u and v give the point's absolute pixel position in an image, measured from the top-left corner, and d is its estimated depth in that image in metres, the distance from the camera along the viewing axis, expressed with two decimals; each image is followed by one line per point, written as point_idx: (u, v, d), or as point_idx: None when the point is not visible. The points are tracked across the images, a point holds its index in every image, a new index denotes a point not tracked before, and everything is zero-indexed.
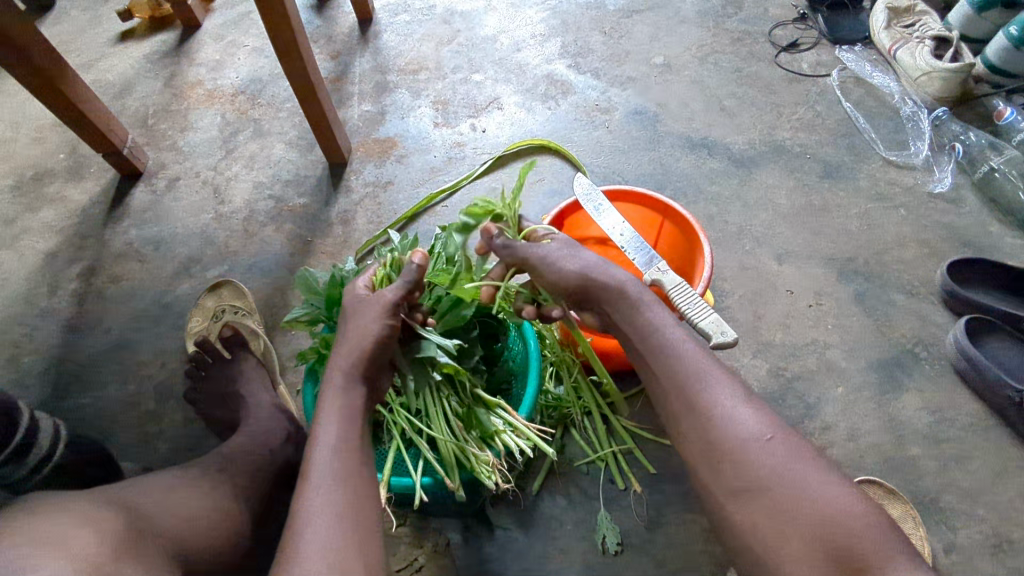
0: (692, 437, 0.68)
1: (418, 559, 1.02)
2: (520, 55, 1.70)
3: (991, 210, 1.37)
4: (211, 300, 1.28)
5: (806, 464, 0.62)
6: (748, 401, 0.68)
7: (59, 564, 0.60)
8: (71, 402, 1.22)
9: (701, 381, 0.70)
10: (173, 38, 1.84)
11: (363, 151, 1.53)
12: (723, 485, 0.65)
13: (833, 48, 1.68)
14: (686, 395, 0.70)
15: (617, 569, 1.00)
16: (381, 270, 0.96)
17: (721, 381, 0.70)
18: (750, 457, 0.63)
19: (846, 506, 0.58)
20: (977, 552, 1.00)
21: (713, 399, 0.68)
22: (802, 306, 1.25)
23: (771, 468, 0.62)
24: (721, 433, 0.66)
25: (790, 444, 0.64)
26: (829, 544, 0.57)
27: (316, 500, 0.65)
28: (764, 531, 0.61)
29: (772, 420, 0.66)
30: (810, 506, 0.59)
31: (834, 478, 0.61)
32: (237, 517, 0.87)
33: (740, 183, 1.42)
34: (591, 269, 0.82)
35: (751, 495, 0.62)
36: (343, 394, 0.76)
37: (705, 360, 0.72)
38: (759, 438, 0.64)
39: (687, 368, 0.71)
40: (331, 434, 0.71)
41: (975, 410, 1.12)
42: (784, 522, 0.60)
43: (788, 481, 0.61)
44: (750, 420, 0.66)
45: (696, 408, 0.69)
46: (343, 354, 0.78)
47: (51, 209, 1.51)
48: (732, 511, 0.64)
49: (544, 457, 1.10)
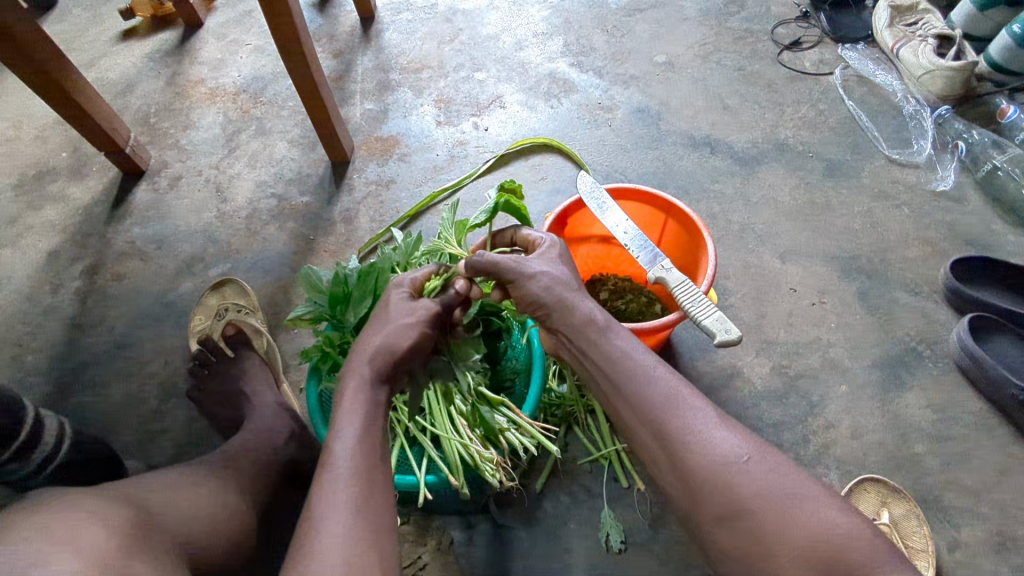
0: (671, 468, 0.67)
1: (422, 558, 1.00)
2: (522, 54, 1.70)
3: (995, 209, 1.36)
4: (213, 298, 1.29)
5: (789, 480, 0.62)
6: (722, 421, 0.67)
7: (66, 562, 0.59)
8: (74, 400, 1.22)
9: (674, 407, 0.69)
10: (174, 37, 1.84)
11: (365, 149, 1.53)
12: (705, 510, 0.64)
13: (836, 47, 1.67)
14: (661, 424, 0.68)
15: (620, 567, 1.00)
16: (434, 276, 0.92)
17: (693, 405, 0.69)
18: (731, 481, 0.63)
19: (830, 519, 0.59)
20: (980, 551, 1.00)
21: (686, 424, 0.67)
22: (805, 304, 1.25)
23: (754, 489, 0.62)
24: (698, 460, 0.65)
25: (769, 463, 0.64)
26: (815, 557, 0.57)
27: (333, 495, 0.64)
28: (751, 553, 0.61)
29: (748, 439, 0.66)
30: (794, 525, 0.59)
31: (816, 492, 0.61)
32: (242, 513, 0.87)
33: (742, 182, 1.42)
34: (558, 290, 0.80)
35: (736, 518, 0.62)
36: (368, 388, 0.74)
37: (676, 383, 0.71)
38: (739, 461, 0.64)
39: (658, 395, 0.70)
40: (352, 430, 0.70)
41: (978, 408, 1.12)
42: (770, 542, 0.59)
43: (770, 498, 0.61)
44: (727, 443, 0.65)
45: (671, 438, 0.67)
46: (366, 345, 0.76)
47: (53, 208, 1.50)
48: (718, 536, 0.63)
49: (547, 455, 1.11)
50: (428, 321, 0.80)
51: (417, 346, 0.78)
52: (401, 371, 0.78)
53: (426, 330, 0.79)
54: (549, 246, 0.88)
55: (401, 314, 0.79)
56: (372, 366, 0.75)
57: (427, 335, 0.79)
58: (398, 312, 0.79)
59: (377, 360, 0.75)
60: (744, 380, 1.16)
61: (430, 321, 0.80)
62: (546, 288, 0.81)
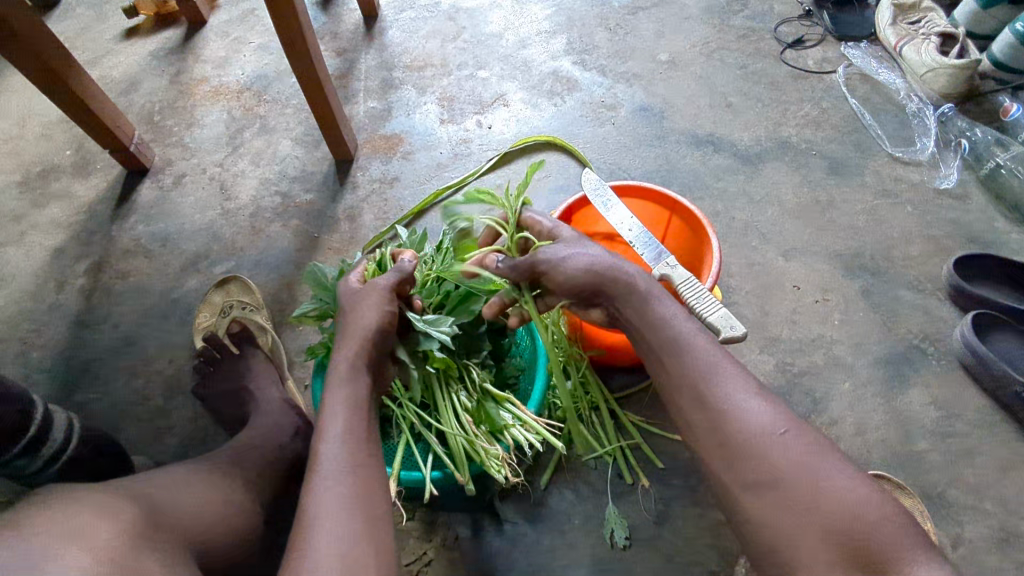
0: (704, 433, 0.68)
1: (427, 554, 1.02)
2: (526, 52, 1.71)
3: (998, 206, 1.37)
4: (218, 295, 1.29)
5: (823, 456, 0.63)
6: (760, 394, 0.68)
7: (76, 557, 0.59)
8: (79, 397, 1.22)
9: (714, 375, 0.70)
10: (178, 34, 1.84)
11: (369, 147, 1.54)
12: (735, 476, 0.65)
13: (838, 45, 1.68)
14: (699, 391, 0.70)
15: (625, 563, 1.00)
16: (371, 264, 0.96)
17: (732, 376, 0.70)
18: (765, 451, 0.64)
19: (862, 498, 0.59)
20: (984, 547, 1.00)
21: (724, 392, 0.68)
22: (809, 301, 1.25)
23: (787, 460, 0.63)
24: (734, 427, 0.66)
25: (805, 438, 0.64)
26: (844, 533, 0.58)
27: (325, 493, 0.65)
28: (777, 524, 0.61)
29: (785, 413, 0.67)
30: (824, 500, 0.59)
31: (849, 470, 0.62)
32: (249, 510, 0.88)
33: (746, 180, 1.42)
34: (601, 265, 0.80)
35: (766, 488, 0.63)
36: (349, 387, 0.76)
37: (716, 354, 0.72)
38: (774, 432, 0.65)
39: (698, 363, 0.71)
40: (336, 430, 0.71)
41: (981, 405, 1.13)
42: (799, 514, 0.60)
43: (803, 472, 0.62)
44: (764, 415, 0.66)
45: (710, 403, 0.69)
46: (345, 346, 0.79)
47: (58, 206, 1.51)
48: (746, 503, 0.64)
49: (552, 451, 1.11)
50: (383, 297, 0.83)
51: (388, 329, 0.81)
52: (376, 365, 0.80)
53: (389, 311, 0.82)
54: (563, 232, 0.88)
55: (364, 306, 0.82)
56: (347, 364, 0.77)
57: (391, 314, 0.82)
58: (366, 300, 0.82)
59: (356, 358, 0.78)
60: None
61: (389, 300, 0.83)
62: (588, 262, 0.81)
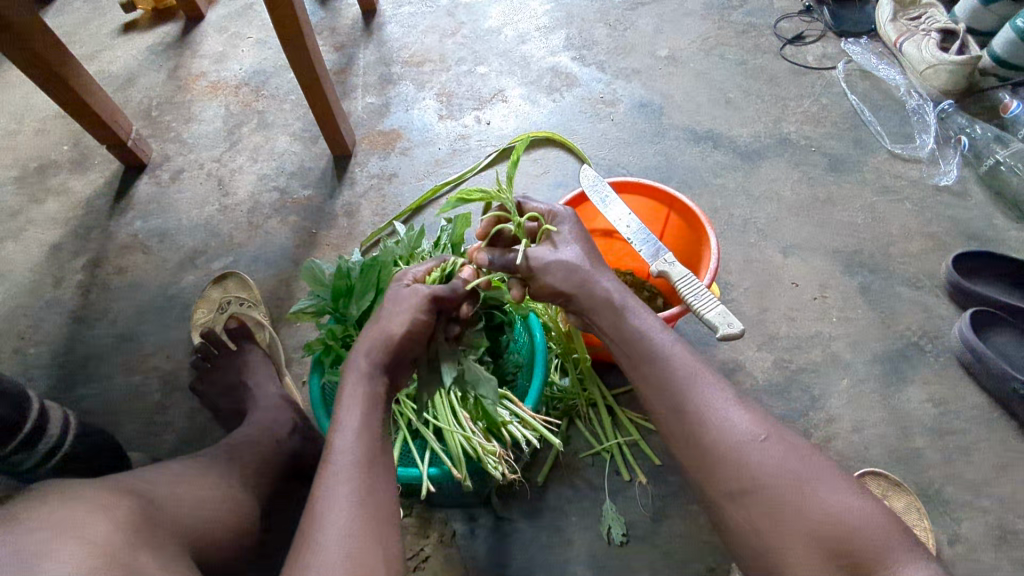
0: (686, 441, 0.68)
1: (424, 550, 1.02)
2: (524, 48, 1.70)
3: (997, 203, 1.36)
4: (217, 291, 1.29)
5: (803, 462, 0.63)
6: (739, 402, 0.69)
7: (71, 551, 0.59)
8: (77, 392, 1.22)
9: (692, 385, 0.70)
10: (176, 29, 1.84)
11: (367, 143, 1.53)
12: (717, 485, 0.65)
13: (839, 40, 1.67)
14: (678, 402, 0.70)
15: (622, 560, 1.00)
16: (435, 270, 0.89)
17: (711, 386, 0.70)
18: (746, 459, 0.64)
19: (843, 502, 0.59)
20: (980, 544, 1.00)
21: (704, 402, 0.68)
22: (807, 298, 1.25)
23: (767, 469, 0.63)
24: (715, 436, 0.66)
25: (786, 444, 0.64)
26: (828, 539, 0.58)
27: (333, 491, 0.64)
28: (761, 532, 0.61)
29: (764, 420, 0.67)
30: (807, 506, 0.60)
31: (831, 475, 0.62)
32: (246, 506, 0.87)
33: (745, 177, 1.42)
34: (579, 276, 0.80)
35: (746, 496, 0.63)
36: (367, 380, 0.74)
37: (694, 363, 0.72)
38: (754, 440, 0.65)
39: (678, 372, 0.71)
40: (353, 421, 0.70)
41: (979, 402, 1.13)
42: (781, 522, 0.60)
43: (786, 479, 0.62)
44: (743, 423, 0.66)
45: (689, 413, 0.68)
46: (367, 336, 0.76)
47: (55, 201, 1.50)
48: (731, 512, 0.64)
49: (550, 447, 1.11)
50: (421, 306, 0.79)
51: (415, 334, 0.78)
52: (400, 360, 0.78)
53: (420, 318, 0.78)
54: (564, 222, 0.85)
55: (395, 303, 0.79)
56: (368, 359, 0.75)
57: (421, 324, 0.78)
58: (404, 301, 0.79)
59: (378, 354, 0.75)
60: (746, 374, 1.17)
61: (425, 307, 0.79)
62: (568, 274, 0.80)
